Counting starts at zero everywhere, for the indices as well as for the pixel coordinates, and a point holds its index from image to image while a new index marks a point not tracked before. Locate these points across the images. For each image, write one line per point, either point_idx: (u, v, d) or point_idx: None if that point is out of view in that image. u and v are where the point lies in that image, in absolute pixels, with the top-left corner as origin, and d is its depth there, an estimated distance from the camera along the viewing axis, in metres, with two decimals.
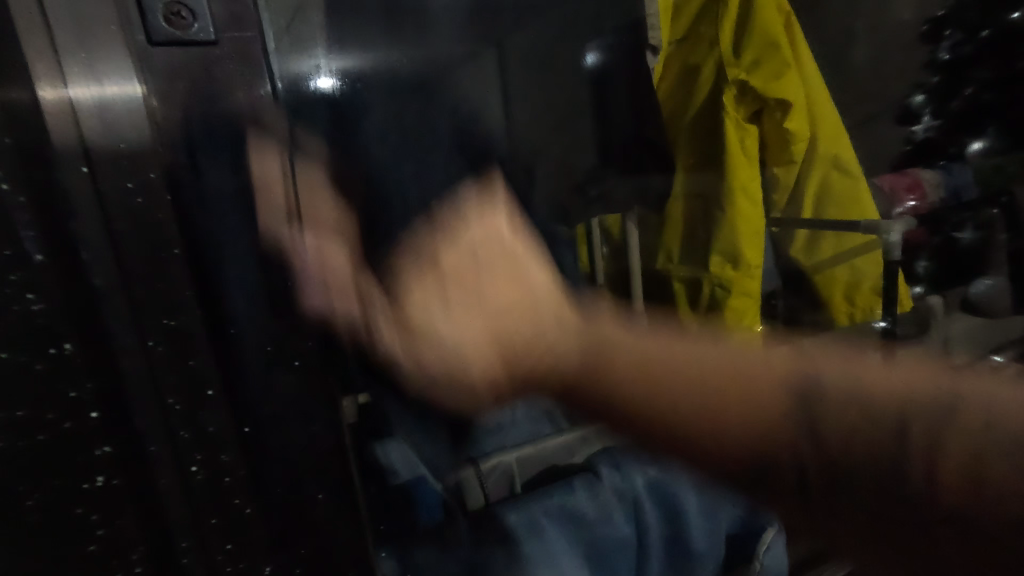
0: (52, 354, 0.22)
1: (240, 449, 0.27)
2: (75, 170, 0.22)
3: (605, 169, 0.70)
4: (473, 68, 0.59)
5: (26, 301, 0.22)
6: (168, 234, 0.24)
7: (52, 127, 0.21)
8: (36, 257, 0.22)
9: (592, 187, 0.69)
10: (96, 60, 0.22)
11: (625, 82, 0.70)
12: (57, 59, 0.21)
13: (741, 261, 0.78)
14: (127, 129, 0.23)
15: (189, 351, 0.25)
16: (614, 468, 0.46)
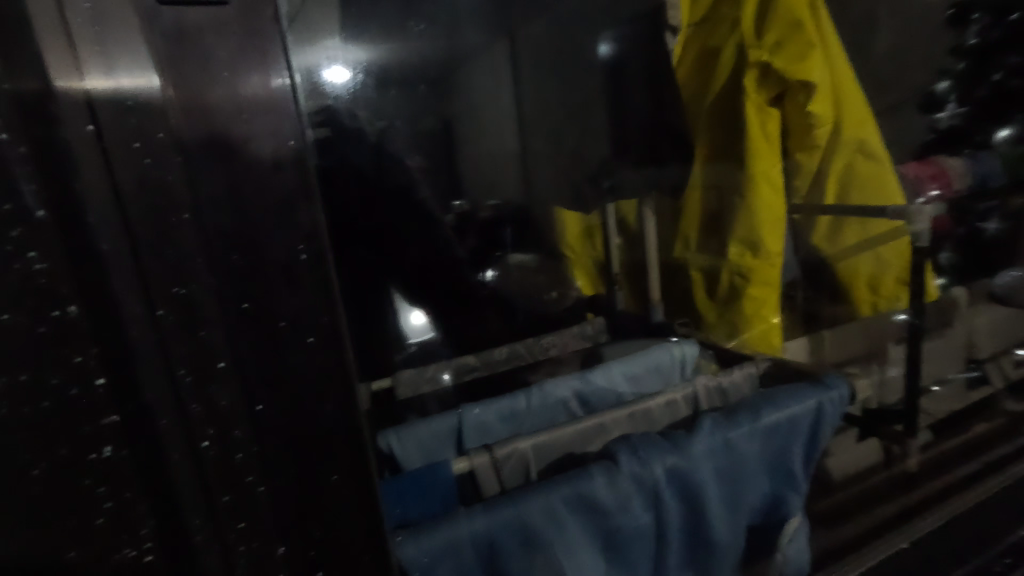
0: (55, 317, 0.22)
1: (250, 420, 0.26)
2: (78, 133, 0.21)
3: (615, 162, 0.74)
4: (490, 66, 0.71)
5: (30, 260, 0.22)
6: (175, 197, 0.23)
7: (65, 102, 0.21)
8: (35, 213, 0.21)
9: (603, 178, 0.75)
10: (107, 27, 0.21)
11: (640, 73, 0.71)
12: (66, 26, 0.20)
13: (762, 250, 0.75)
14: (134, 93, 0.22)
15: (196, 322, 0.24)
16: (633, 455, 0.44)
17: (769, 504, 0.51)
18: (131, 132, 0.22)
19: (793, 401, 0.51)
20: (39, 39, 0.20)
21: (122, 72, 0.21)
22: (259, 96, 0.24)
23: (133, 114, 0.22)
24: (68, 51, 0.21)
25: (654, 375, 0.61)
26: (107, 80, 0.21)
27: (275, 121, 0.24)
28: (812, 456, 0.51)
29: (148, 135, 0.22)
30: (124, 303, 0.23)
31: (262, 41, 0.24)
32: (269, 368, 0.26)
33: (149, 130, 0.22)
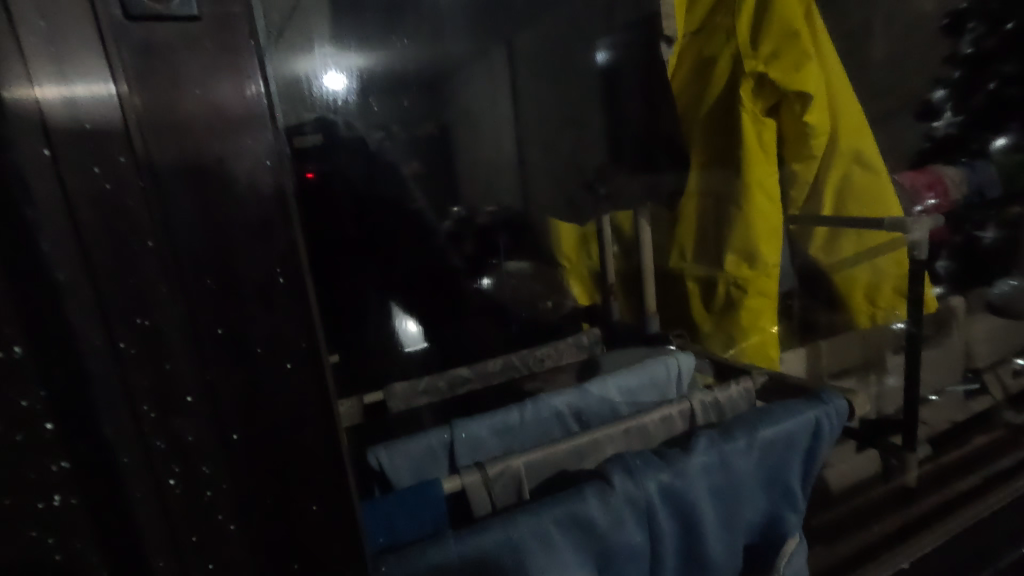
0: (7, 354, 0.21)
1: (220, 454, 0.25)
2: (34, 158, 0.20)
3: (612, 168, 0.67)
4: (486, 76, 0.69)
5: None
6: (138, 220, 0.22)
7: (15, 118, 0.20)
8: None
9: (601, 186, 0.69)
10: (61, 37, 0.20)
11: (635, 81, 0.65)
12: (16, 37, 0.19)
13: (758, 261, 0.74)
14: (93, 108, 0.21)
15: (163, 354, 0.23)
16: (627, 475, 0.43)
17: (767, 521, 0.50)
18: (86, 150, 0.21)
19: (789, 414, 0.50)
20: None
21: (76, 83, 0.20)
22: (217, 110, 0.22)
23: (93, 133, 0.21)
24: (15, 60, 0.19)
25: (651, 389, 0.59)
26: (59, 82, 0.20)
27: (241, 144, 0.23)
28: (809, 476, 0.51)
29: (104, 154, 0.21)
30: (88, 339, 0.22)
31: (228, 57, 0.22)
32: (242, 406, 0.25)
33: (105, 146, 0.21)
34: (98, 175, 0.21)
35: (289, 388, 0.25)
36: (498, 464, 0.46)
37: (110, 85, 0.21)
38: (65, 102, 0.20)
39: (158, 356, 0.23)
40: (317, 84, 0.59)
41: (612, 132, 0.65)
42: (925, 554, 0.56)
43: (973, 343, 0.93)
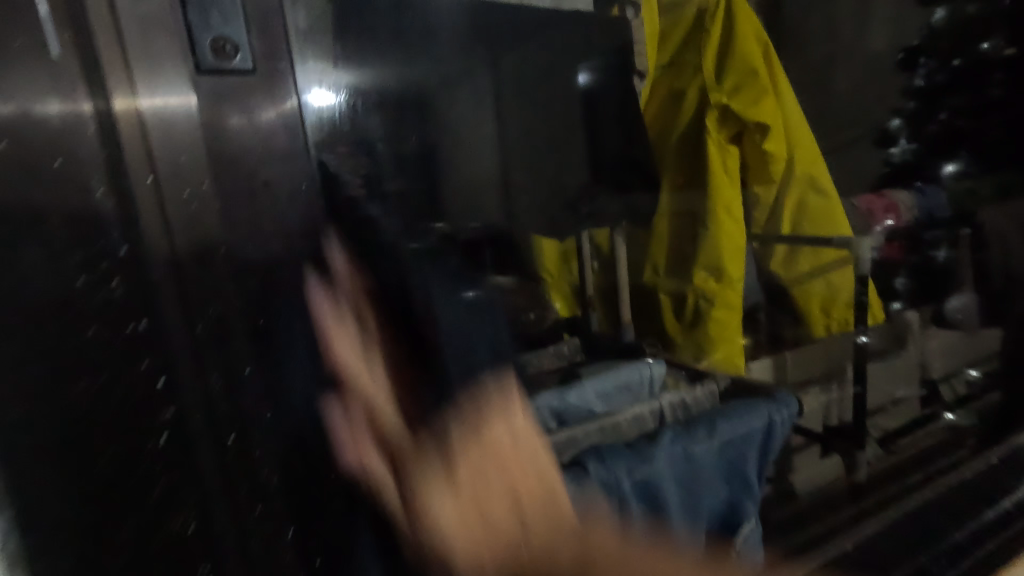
0: (127, 335, 0.25)
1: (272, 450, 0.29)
2: (136, 181, 0.24)
3: (592, 189, 0.77)
4: (472, 89, 0.64)
5: (111, 285, 0.25)
6: (204, 222, 0.25)
7: (127, 141, 0.24)
8: (122, 251, 0.25)
9: (582, 206, 0.77)
10: (154, 73, 0.24)
11: (613, 113, 0.77)
12: (126, 68, 0.23)
13: (722, 276, 0.83)
14: (183, 125, 0.24)
15: (237, 362, 0.27)
16: (600, 462, 0.49)
17: (726, 508, 0.56)
18: (180, 169, 0.25)
19: (748, 412, 0.56)
20: (104, 79, 0.23)
21: (169, 101, 0.24)
22: (265, 130, 0.27)
23: (192, 155, 0.25)
24: (127, 89, 0.23)
25: (624, 393, 0.65)
26: (155, 100, 0.24)
27: (288, 165, 0.28)
28: (764, 467, 0.57)
29: (192, 175, 0.25)
30: (171, 336, 0.26)
31: (268, 92, 0.27)
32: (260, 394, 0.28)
33: (194, 169, 0.25)
34: (201, 183, 0.25)
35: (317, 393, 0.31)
36: None
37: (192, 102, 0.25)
38: (161, 124, 0.24)
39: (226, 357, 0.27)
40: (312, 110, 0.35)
41: (591, 150, 0.76)
42: (863, 540, 0.61)
43: (929, 356, 0.96)
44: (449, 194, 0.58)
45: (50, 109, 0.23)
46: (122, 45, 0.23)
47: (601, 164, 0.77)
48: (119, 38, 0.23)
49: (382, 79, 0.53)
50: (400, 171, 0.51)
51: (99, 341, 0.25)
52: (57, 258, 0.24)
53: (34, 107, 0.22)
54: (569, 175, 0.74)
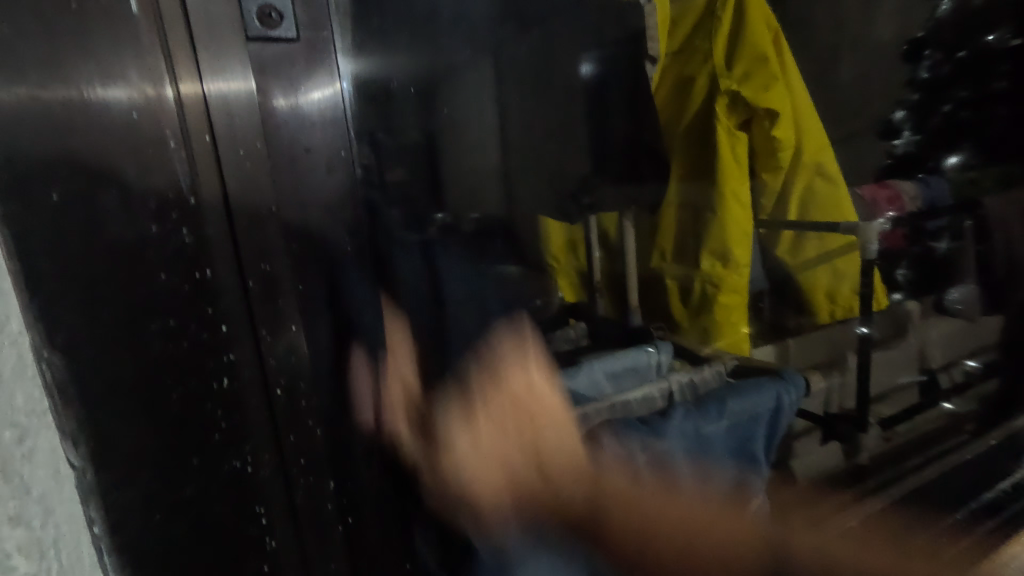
0: (194, 282, 0.29)
1: (302, 379, 0.34)
2: (201, 149, 0.29)
3: (596, 177, 0.75)
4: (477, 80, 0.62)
5: (181, 235, 0.29)
6: (258, 185, 0.31)
7: (207, 112, 0.29)
8: (190, 201, 0.29)
9: (584, 196, 0.75)
10: (220, 54, 0.29)
11: (620, 100, 0.76)
12: (191, 55, 0.28)
13: (731, 262, 0.83)
14: (240, 108, 0.30)
15: (282, 309, 0.33)
16: (615, 436, 0.51)
17: (737, 487, 0.57)
18: (233, 129, 0.30)
19: (757, 390, 0.58)
20: (175, 65, 0.28)
21: (231, 82, 0.30)
22: (321, 125, 0.34)
23: (261, 134, 0.31)
24: (191, 79, 0.28)
25: (633, 374, 0.66)
26: (217, 82, 0.29)
27: (331, 133, 0.35)
28: (771, 444, 0.58)
29: (249, 137, 0.31)
30: (223, 275, 0.30)
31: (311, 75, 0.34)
32: (304, 305, 0.34)
33: (251, 133, 0.31)
34: (255, 142, 0.31)
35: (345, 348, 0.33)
36: None
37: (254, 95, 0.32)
38: (223, 102, 0.30)
39: (274, 297, 0.33)
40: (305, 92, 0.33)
41: (596, 140, 0.74)
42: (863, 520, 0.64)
43: (930, 345, 0.93)
44: (453, 186, 0.58)
45: (116, 94, 0.26)
46: (191, 30, 0.28)
47: (606, 153, 0.75)
48: (185, 24, 0.28)
49: (383, 67, 0.51)
50: (409, 160, 0.53)
51: (156, 305, 0.28)
52: (133, 209, 0.27)
53: (96, 90, 0.26)
54: (574, 165, 0.73)
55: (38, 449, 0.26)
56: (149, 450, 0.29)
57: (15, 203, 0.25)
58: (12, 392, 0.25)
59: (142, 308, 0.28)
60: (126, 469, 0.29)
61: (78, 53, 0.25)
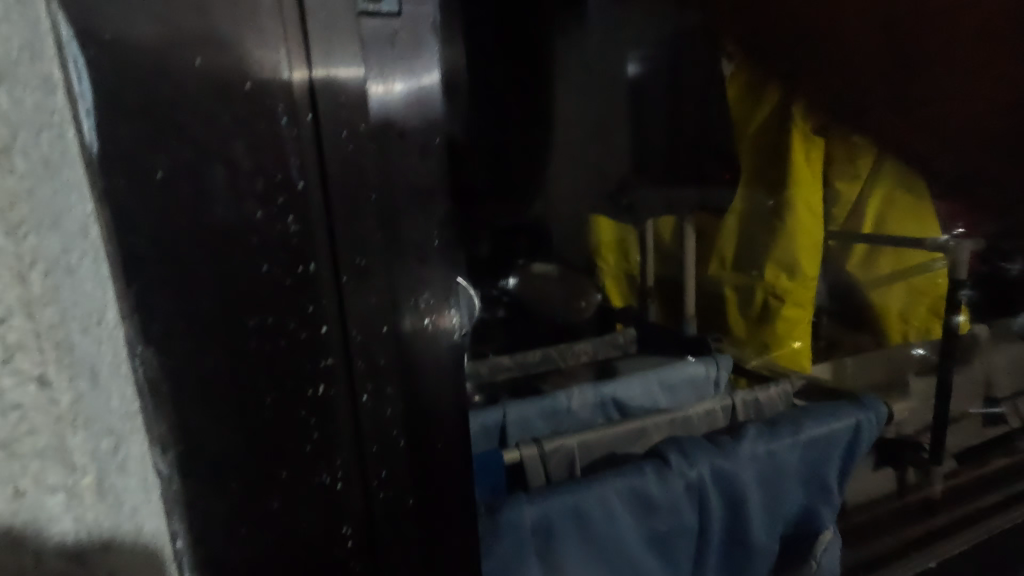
0: (297, 277, 0.22)
1: (403, 415, 0.25)
2: (306, 122, 0.21)
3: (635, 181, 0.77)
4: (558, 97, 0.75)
5: (287, 223, 0.21)
6: (366, 180, 0.23)
7: (309, 93, 0.21)
8: (298, 185, 0.21)
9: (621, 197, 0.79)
10: (333, 26, 0.21)
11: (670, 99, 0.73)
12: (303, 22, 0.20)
13: (798, 270, 0.68)
14: (349, 92, 0.22)
15: (379, 317, 0.24)
16: (682, 455, 0.47)
17: (803, 516, 0.53)
18: (343, 117, 0.22)
19: (833, 416, 0.53)
20: (290, 40, 0.20)
21: (341, 65, 0.21)
22: (419, 113, 0.24)
23: (358, 108, 0.22)
24: (303, 57, 0.21)
25: (690, 387, 0.63)
26: (328, 65, 0.21)
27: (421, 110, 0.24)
28: (846, 474, 0.54)
29: (350, 118, 0.22)
30: (326, 276, 0.22)
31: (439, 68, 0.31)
32: (372, 338, 0.24)
33: (350, 116, 0.22)
34: (360, 123, 0.22)
35: (437, 356, 0.26)
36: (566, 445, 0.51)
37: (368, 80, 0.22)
38: (327, 81, 0.21)
39: (369, 323, 0.24)
40: (333, 39, 0.21)
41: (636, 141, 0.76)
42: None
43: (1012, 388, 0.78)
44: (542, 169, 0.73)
45: (227, 69, 0.20)
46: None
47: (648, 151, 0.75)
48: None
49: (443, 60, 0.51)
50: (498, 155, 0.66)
51: (254, 303, 0.21)
52: (239, 186, 0.20)
53: (207, 63, 0.19)
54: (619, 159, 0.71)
55: (131, 466, 0.21)
56: (238, 475, 0.22)
57: (112, 169, 0.19)
58: (95, 378, 0.18)
59: (227, 304, 0.21)
60: (205, 502, 0.22)
61: (192, 15, 0.19)
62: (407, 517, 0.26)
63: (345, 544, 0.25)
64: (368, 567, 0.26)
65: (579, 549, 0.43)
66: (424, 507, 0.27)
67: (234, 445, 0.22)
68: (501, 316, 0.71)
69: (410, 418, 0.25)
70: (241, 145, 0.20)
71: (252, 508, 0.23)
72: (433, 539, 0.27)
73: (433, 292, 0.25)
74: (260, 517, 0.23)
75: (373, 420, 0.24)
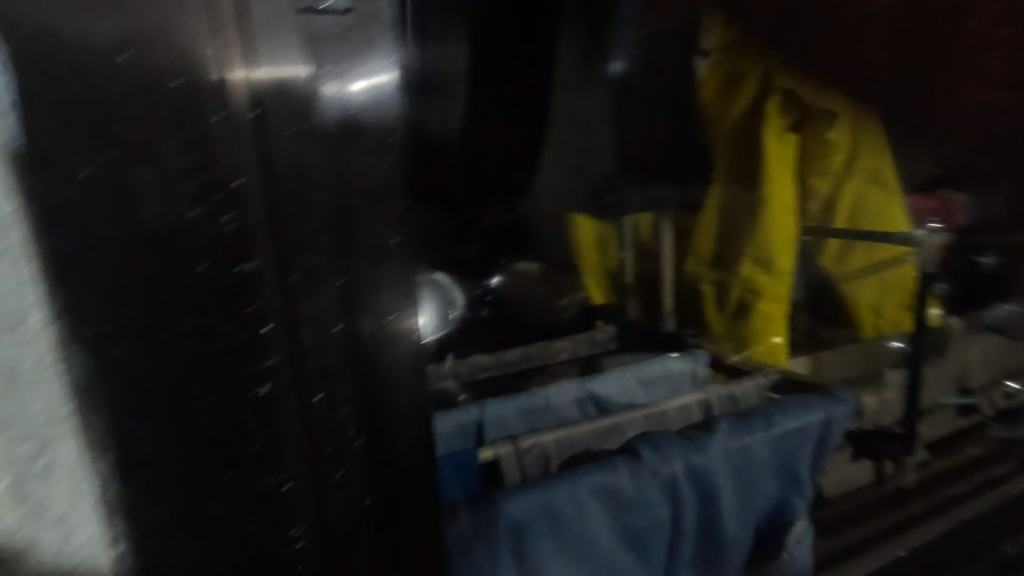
0: (233, 276, 0.22)
1: (357, 417, 0.25)
2: (243, 120, 0.21)
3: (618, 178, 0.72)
4: None
5: (222, 222, 0.21)
6: (312, 180, 0.22)
7: (248, 92, 0.21)
8: (232, 184, 0.21)
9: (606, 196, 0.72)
10: (273, 24, 0.21)
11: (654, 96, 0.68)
12: (242, 22, 0.20)
13: (773, 268, 0.68)
14: (291, 90, 0.21)
15: (327, 318, 0.24)
16: (653, 451, 0.47)
17: (775, 508, 0.53)
18: (286, 115, 0.21)
19: (803, 411, 0.53)
20: (223, 37, 0.20)
21: (284, 64, 0.21)
22: (373, 110, 0.23)
23: (302, 106, 0.21)
24: (239, 55, 0.20)
25: (667, 383, 0.63)
26: (268, 62, 0.21)
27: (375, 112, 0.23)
28: (816, 466, 0.55)
29: (294, 117, 0.21)
30: (268, 274, 0.22)
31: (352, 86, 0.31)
32: (324, 337, 0.24)
33: (294, 113, 0.21)
34: (304, 123, 0.22)
35: (393, 359, 0.26)
36: (540, 446, 0.51)
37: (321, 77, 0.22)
38: (270, 79, 0.21)
39: (318, 322, 0.23)
40: (273, 44, 0.21)
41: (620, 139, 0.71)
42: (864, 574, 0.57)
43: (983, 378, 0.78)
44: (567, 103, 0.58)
45: (158, 64, 0.20)
46: None
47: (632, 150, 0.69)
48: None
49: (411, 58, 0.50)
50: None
51: (188, 303, 0.21)
52: (173, 187, 0.20)
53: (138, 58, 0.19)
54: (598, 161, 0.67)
55: (57, 466, 0.22)
56: (177, 479, 0.22)
57: (38, 173, 0.20)
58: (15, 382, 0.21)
59: (162, 304, 0.21)
60: (144, 504, 0.22)
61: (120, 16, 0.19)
62: (362, 518, 0.26)
63: (297, 543, 0.25)
64: (321, 569, 0.25)
65: (549, 546, 0.43)
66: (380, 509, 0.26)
67: (174, 447, 0.22)
68: (484, 318, 0.66)
69: (364, 420, 0.25)
70: (175, 144, 0.20)
71: (196, 511, 0.23)
72: (394, 542, 0.27)
73: (391, 293, 0.25)
74: (205, 520, 0.23)
75: (323, 420, 0.24)
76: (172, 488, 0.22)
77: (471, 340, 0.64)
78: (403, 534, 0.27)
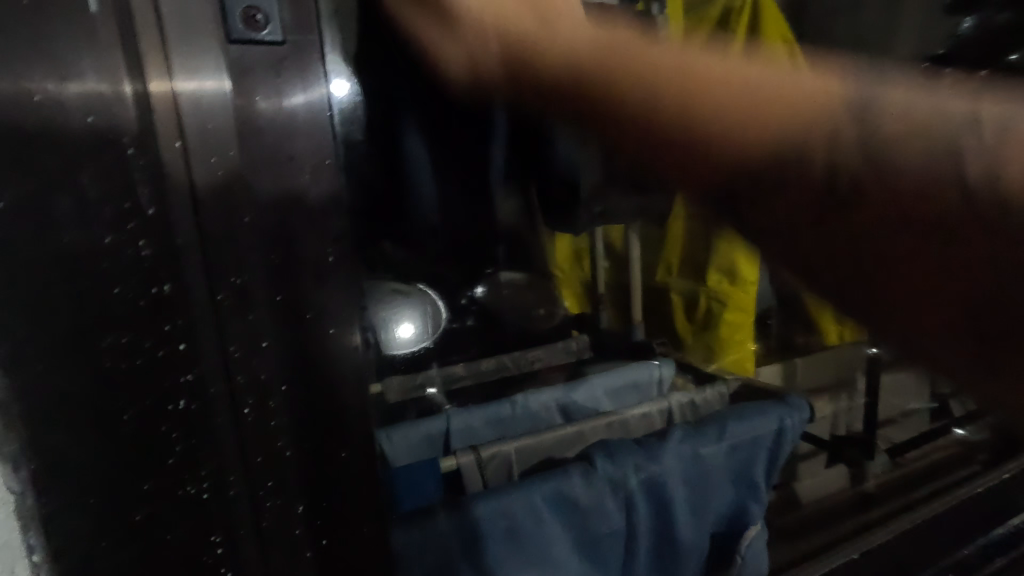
0: (155, 296, 0.23)
1: (288, 427, 0.26)
2: (164, 151, 0.22)
3: None
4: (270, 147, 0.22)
5: (138, 247, 0.22)
6: (238, 203, 0.24)
7: (167, 116, 0.22)
8: (150, 212, 0.22)
9: None
10: (201, 57, 0.22)
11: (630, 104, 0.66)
12: (168, 58, 0.22)
13: (737, 277, 0.77)
14: (215, 114, 0.23)
15: (257, 333, 0.25)
16: (609, 459, 0.48)
17: (734, 512, 0.55)
18: (211, 140, 0.23)
19: (757, 418, 0.55)
20: (144, 69, 0.21)
21: (208, 89, 0.22)
22: (310, 132, 0.25)
23: (230, 130, 0.23)
24: (166, 89, 0.22)
25: (633, 391, 0.65)
26: (191, 83, 0.22)
27: (306, 134, 0.25)
28: (772, 471, 0.56)
29: (221, 142, 0.23)
30: (191, 292, 0.23)
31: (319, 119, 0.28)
32: (251, 351, 0.25)
33: (223, 137, 0.23)
34: (232, 147, 0.23)
35: (326, 373, 0.27)
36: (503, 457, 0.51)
37: (255, 103, 0.24)
38: (197, 108, 0.22)
39: (246, 337, 0.25)
40: (199, 76, 0.22)
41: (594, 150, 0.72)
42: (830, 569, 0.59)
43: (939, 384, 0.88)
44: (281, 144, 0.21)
45: (73, 98, 0.21)
46: (160, 21, 0.21)
47: None
48: (157, 15, 0.21)
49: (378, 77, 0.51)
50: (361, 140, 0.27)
51: (106, 324, 0.22)
52: (88, 214, 0.21)
53: (50, 92, 0.20)
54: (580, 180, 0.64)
55: None
56: (98, 493, 0.23)
57: None
58: None
59: (81, 322, 0.22)
60: (64, 518, 0.23)
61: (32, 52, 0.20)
62: (294, 524, 0.27)
63: (226, 549, 0.26)
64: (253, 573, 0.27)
65: (506, 551, 0.44)
66: (316, 514, 0.28)
67: (96, 460, 0.23)
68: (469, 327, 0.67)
69: (297, 429, 0.26)
70: (88, 173, 0.21)
71: (116, 523, 0.23)
72: (330, 549, 0.28)
73: (329, 310, 0.26)
74: (124, 531, 0.23)
75: (251, 433, 0.25)
76: (92, 503, 0.23)
77: (455, 349, 0.66)
78: (339, 540, 0.28)
